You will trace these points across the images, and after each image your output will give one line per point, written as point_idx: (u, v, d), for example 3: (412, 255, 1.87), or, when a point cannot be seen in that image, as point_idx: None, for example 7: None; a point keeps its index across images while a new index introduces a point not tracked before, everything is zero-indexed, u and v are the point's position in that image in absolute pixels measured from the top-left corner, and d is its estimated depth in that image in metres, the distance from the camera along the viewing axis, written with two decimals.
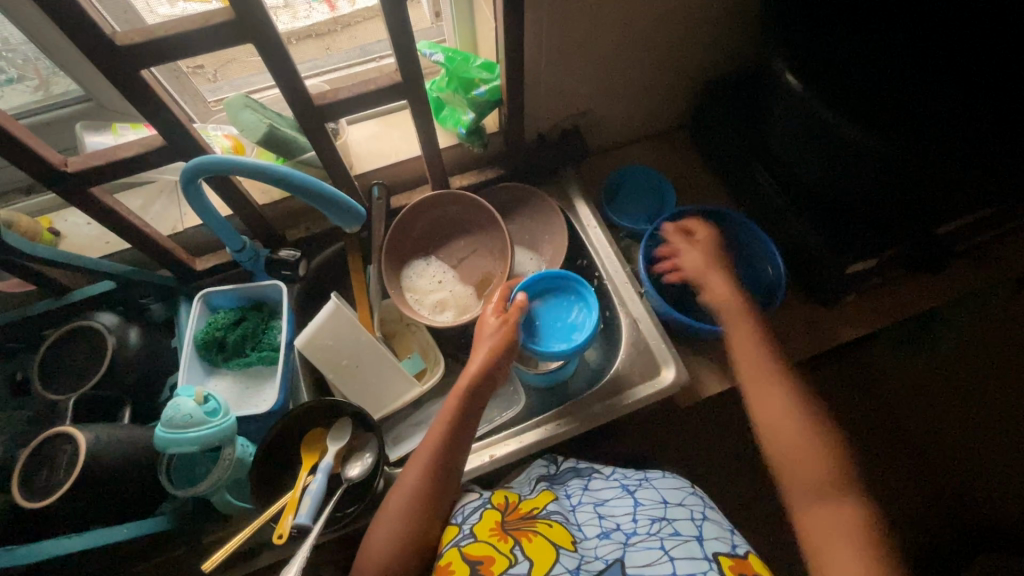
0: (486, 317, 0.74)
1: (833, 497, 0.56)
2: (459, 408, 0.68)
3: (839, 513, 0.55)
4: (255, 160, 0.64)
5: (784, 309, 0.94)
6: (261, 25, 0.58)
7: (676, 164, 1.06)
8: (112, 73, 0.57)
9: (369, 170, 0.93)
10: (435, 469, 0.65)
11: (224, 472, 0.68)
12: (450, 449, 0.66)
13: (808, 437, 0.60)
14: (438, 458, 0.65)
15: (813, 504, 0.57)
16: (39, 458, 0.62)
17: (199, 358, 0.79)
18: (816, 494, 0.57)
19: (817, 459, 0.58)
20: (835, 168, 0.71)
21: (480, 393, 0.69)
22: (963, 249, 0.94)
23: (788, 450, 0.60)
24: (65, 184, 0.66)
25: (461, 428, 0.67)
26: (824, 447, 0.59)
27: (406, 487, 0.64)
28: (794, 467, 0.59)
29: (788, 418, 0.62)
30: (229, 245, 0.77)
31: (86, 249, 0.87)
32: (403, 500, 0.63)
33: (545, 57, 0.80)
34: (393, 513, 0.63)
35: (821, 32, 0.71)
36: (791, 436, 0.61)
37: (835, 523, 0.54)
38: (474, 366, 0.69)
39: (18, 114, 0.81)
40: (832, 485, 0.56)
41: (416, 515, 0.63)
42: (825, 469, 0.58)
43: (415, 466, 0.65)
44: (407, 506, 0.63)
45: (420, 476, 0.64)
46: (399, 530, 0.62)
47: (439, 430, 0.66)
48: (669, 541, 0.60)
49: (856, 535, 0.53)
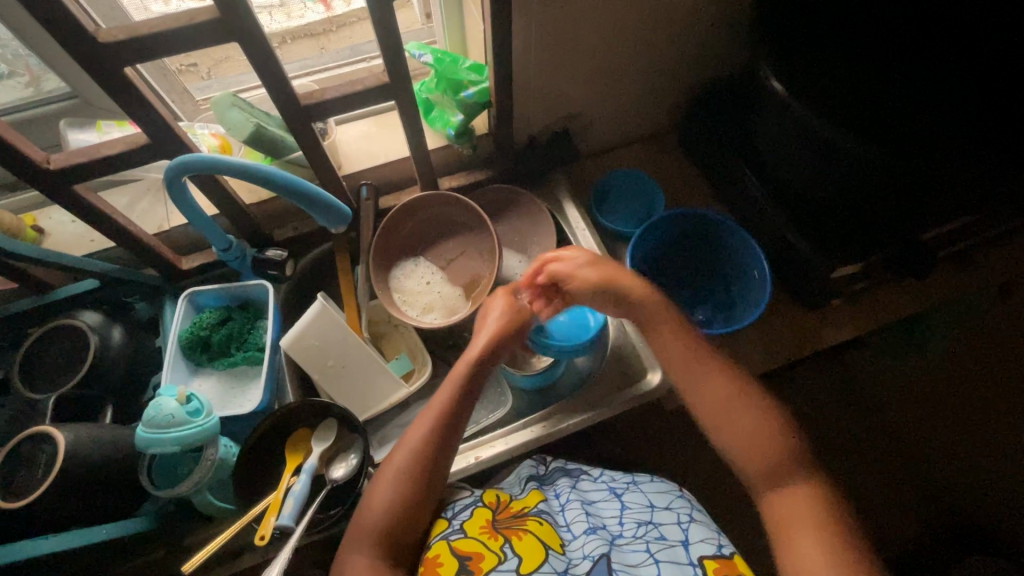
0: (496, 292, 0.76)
1: (792, 480, 0.58)
2: (468, 376, 0.68)
3: (801, 496, 0.57)
4: (241, 160, 0.63)
5: (772, 313, 0.94)
6: (245, 23, 0.58)
7: (665, 168, 1.06)
8: (96, 69, 0.57)
9: (358, 171, 0.92)
10: (445, 426, 0.65)
11: (206, 474, 0.67)
12: (456, 415, 0.66)
13: (758, 426, 0.61)
14: (449, 415, 0.66)
15: (774, 490, 0.59)
16: (17, 458, 0.61)
17: (183, 357, 0.79)
18: (776, 479, 0.59)
19: (773, 446, 0.60)
20: (822, 172, 0.71)
21: (488, 364, 0.70)
22: (949, 255, 0.95)
23: (736, 432, 0.61)
24: (48, 181, 0.65)
25: (470, 390, 0.68)
26: (779, 433, 0.60)
27: (409, 447, 0.64)
28: (745, 451, 0.61)
29: (737, 409, 0.62)
30: (215, 244, 0.77)
31: (71, 248, 0.86)
32: (406, 459, 0.63)
33: (535, 59, 0.80)
34: (398, 465, 0.63)
35: (807, 37, 0.72)
36: (744, 428, 0.61)
37: (797, 504, 0.56)
38: (486, 337, 0.70)
39: (4, 111, 0.81)
40: (790, 469, 0.58)
41: (421, 473, 0.63)
42: (783, 455, 0.59)
43: (420, 427, 0.65)
44: (412, 461, 0.63)
45: (428, 431, 0.64)
46: (405, 485, 0.62)
47: (450, 392, 0.67)
48: (654, 544, 0.61)
49: (817, 514, 0.55)
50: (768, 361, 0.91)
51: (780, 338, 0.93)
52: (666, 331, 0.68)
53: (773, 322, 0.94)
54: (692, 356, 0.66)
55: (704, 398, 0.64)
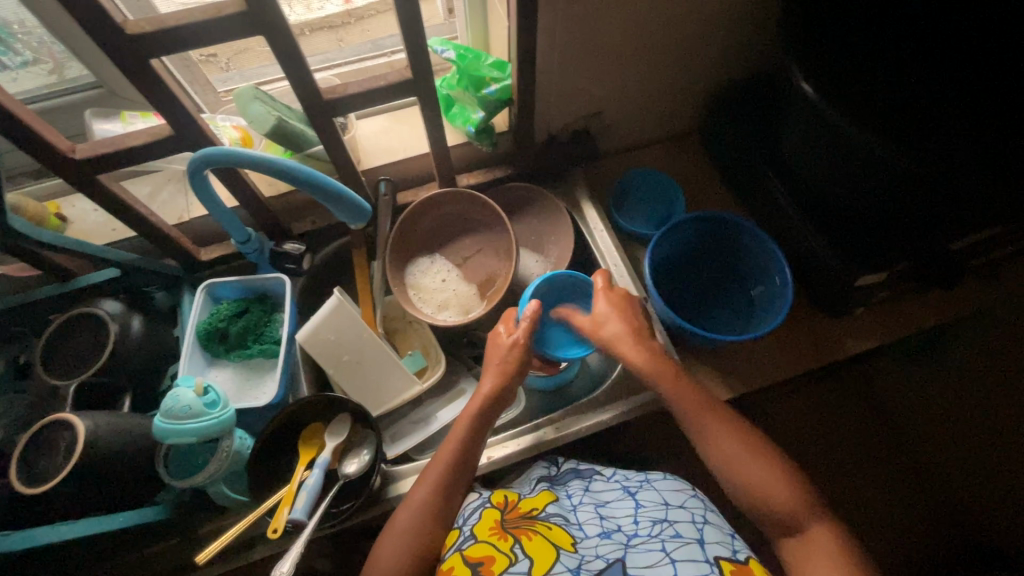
0: (500, 334, 0.75)
1: (803, 520, 0.57)
2: (472, 428, 0.68)
3: (815, 537, 0.56)
4: (262, 154, 0.63)
5: (790, 317, 0.93)
6: (271, 15, 0.57)
7: (686, 170, 1.05)
8: (121, 60, 0.57)
9: (377, 166, 0.92)
10: (449, 482, 0.65)
11: (221, 465, 0.68)
12: (463, 464, 0.67)
13: (777, 474, 0.60)
14: (453, 472, 0.66)
15: (789, 536, 0.58)
16: (36, 444, 0.62)
17: (201, 348, 0.79)
18: (790, 525, 0.58)
19: (783, 489, 0.59)
20: (850, 180, 0.70)
21: (491, 415, 0.70)
22: (975, 265, 0.93)
23: (755, 483, 0.60)
24: (73, 171, 0.66)
25: (473, 443, 0.68)
26: (790, 480, 0.60)
27: (416, 503, 0.63)
28: (764, 490, 0.60)
29: (742, 457, 0.62)
30: (235, 237, 0.77)
31: (92, 236, 0.87)
32: (413, 519, 0.62)
33: (559, 57, 0.79)
34: (402, 529, 0.61)
35: (841, 36, 0.69)
36: (755, 479, 0.60)
37: (817, 548, 0.55)
38: (489, 385, 0.71)
39: (29, 98, 0.81)
40: (797, 513, 0.57)
41: (426, 532, 0.62)
42: (791, 502, 0.58)
43: (425, 483, 0.65)
44: (416, 519, 0.62)
45: (433, 489, 0.64)
46: (409, 546, 0.61)
47: (454, 450, 0.67)
48: (671, 542, 0.59)
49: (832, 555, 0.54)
50: (788, 368, 0.90)
51: (798, 343, 0.91)
52: (669, 389, 0.68)
53: (791, 327, 0.92)
54: (715, 414, 0.65)
55: (708, 452, 0.64)
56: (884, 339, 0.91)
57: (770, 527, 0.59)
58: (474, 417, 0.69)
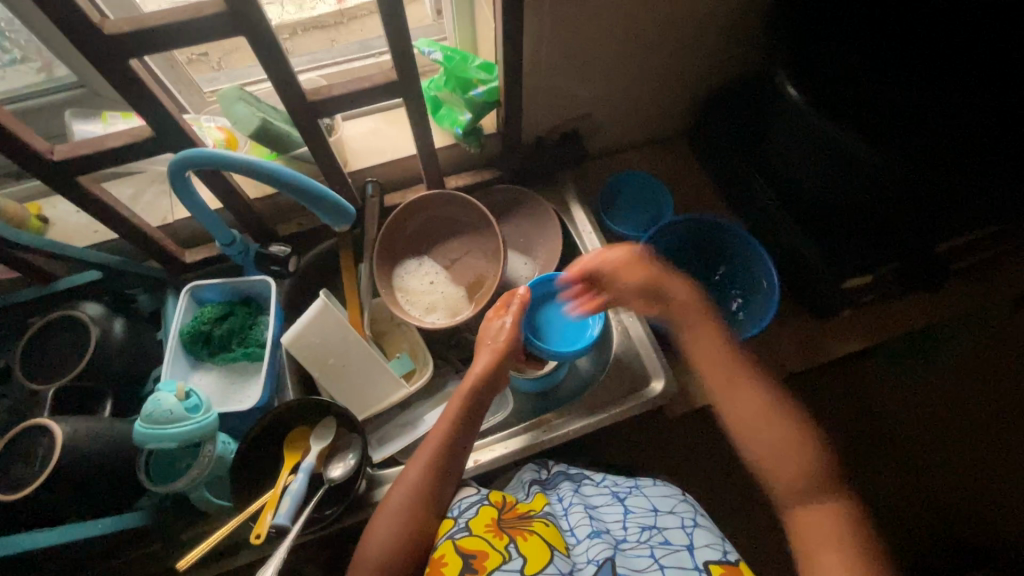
0: (491, 318, 0.74)
1: (818, 492, 0.58)
2: (462, 409, 0.69)
3: (828, 514, 0.57)
4: (245, 156, 0.62)
5: (777, 320, 0.93)
6: (252, 15, 0.56)
7: (675, 173, 1.05)
8: (100, 60, 0.56)
9: (364, 167, 0.92)
10: (438, 461, 0.65)
11: (203, 470, 0.67)
12: (452, 445, 0.67)
13: (794, 443, 0.60)
14: (442, 452, 0.66)
15: (802, 505, 0.58)
16: (13, 450, 0.61)
17: (184, 352, 0.79)
18: (802, 497, 0.58)
19: (798, 461, 0.59)
20: (832, 178, 0.70)
21: (482, 395, 0.70)
22: (960, 269, 0.94)
23: (769, 449, 0.61)
24: (52, 173, 0.65)
25: (465, 424, 0.68)
26: (806, 452, 0.60)
27: (407, 484, 0.64)
28: (777, 459, 0.60)
29: (763, 422, 0.62)
30: (219, 239, 0.76)
31: (75, 238, 0.86)
32: (404, 498, 0.63)
33: (547, 59, 0.79)
34: (393, 508, 0.62)
35: (827, 42, 0.69)
36: (774, 447, 0.61)
37: (825, 521, 0.56)
38: (479, 366, 0.71)
39: (9, 98, 0.80)
40: (814, 487, 0.58)
41: (419, 511, 0.63)
42: (807, 476, 0.59)
43: (416, 466, 0.65)
44: (407, 501, 0.63)
45: (423, 471, 0.64)
46: (402, 528, 0.62)
47: (445, 428, 0.67)
48: (660, 549, 0.60)
49: (840, 535, 0.55)
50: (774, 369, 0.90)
51: (785, 346, 0.92)
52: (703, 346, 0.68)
53: (778, 330, 0.93)
54: (736, 377, 0.65)
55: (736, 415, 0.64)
56: (872, 342, 0.92)
57: (784, 500, 0.60)
58: (465, 398, 0.69)
